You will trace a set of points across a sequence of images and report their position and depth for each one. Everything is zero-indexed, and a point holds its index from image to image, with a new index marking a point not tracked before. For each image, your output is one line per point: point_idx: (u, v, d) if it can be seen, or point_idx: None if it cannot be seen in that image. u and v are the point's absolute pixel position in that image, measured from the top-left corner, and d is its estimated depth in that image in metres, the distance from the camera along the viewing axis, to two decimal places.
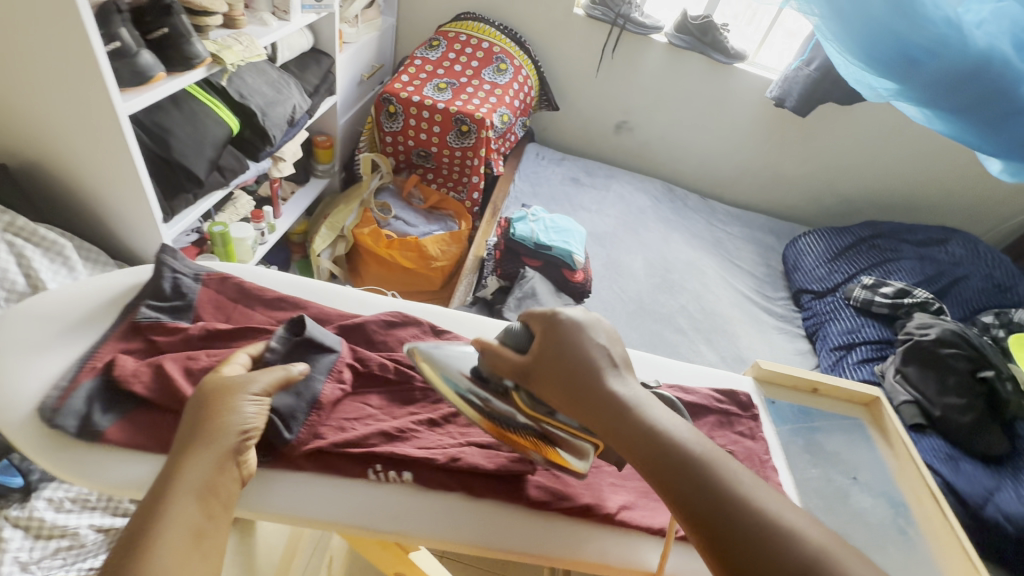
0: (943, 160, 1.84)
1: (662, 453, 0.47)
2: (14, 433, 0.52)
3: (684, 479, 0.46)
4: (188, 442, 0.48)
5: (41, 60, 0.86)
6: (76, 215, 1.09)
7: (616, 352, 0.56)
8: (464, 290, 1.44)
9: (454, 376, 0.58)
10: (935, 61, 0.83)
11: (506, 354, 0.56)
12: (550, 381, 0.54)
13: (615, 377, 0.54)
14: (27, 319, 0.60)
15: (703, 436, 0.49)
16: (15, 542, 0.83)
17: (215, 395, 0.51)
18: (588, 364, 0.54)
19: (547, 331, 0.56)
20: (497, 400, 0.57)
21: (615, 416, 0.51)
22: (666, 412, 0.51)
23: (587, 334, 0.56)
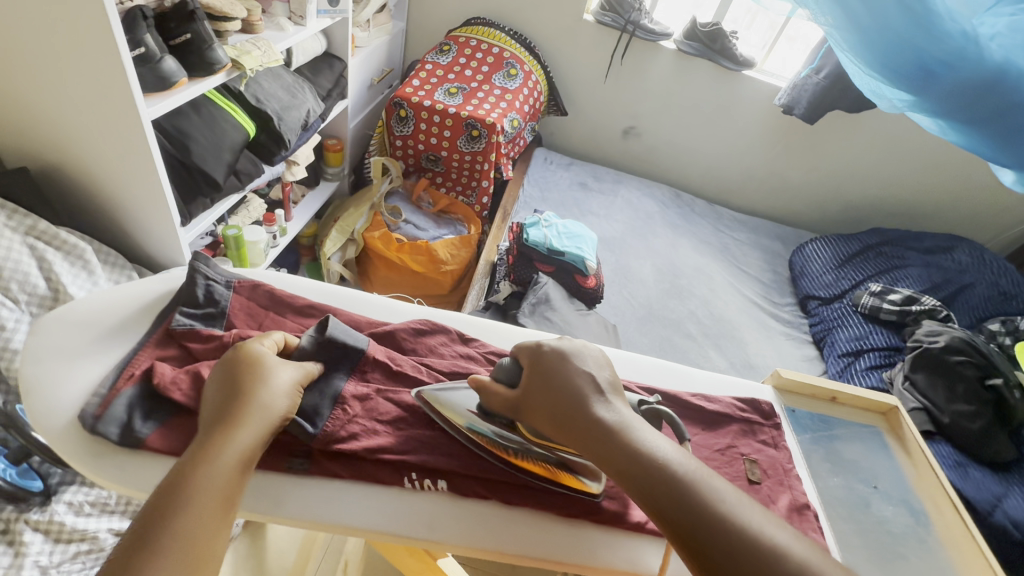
0: (949, 167, 1.85)
1: (650, 475, 0.48)
2: (57, 439, 0.55)
3: (672, 501, 0.47)
4: (223, 415, 0.51)
5: (67, 65, 0.86)
6: (95, 218, 1.10)
7: (603, 376, 0.57)
8: (477, 294, 1.45)
9: (460, 415, 0.60)
10: (950, 73, 0.81)
11: (498, 390, 0.60)
12: (541, 411, 0.56)
13: (601, 402, 0.55)
14: (67, 326, 0.63)
15: (690, 457, 0.51)
16: (35, 546, 0.83)
17: (252, 375, 0.54)
18: (575, 392, 0.56)
19: (534, 363, 0.59)
20: (506, 432, 0.59)
21: (602, 441, 0.52)
22: (653, 434, 0.52)
23: (572, 362, 0.58)
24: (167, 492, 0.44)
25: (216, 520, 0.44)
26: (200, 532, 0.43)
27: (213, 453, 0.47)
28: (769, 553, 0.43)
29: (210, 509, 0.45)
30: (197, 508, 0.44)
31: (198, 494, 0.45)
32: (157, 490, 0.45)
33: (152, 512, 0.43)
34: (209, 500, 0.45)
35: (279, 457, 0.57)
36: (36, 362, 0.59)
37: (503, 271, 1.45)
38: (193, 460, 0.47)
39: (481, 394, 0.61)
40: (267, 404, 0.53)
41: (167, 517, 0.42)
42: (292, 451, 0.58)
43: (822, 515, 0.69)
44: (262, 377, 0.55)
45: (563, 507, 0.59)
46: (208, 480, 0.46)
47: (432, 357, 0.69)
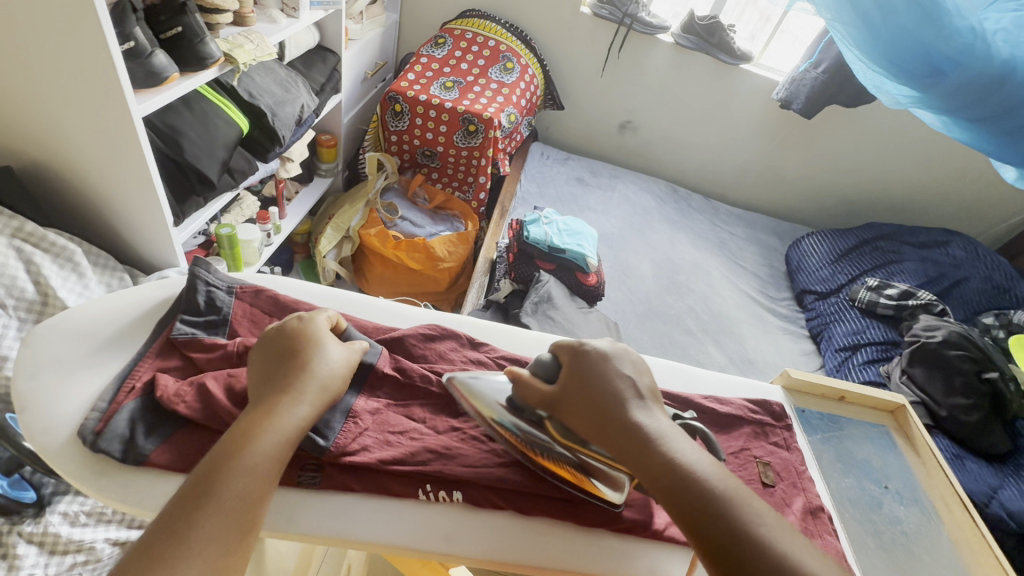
0: (943, 161, 1.86)
1: (684, 485, 0.48)
2: (55, 457, 0.52)
3: (706, 512, 0.46)
4: (284, 384, 0.52)
5: (52, 59, 0.83)
6: (84, 219, 1.06)
7: (643, 382, 0.56)
8: (476, 293, 1.42)
9: (491, 407, 0.60)
10: (958, 71, 0.85)
11: (536, 384, 0.58)
12: (578, 409, 0.55)
13: (640, 408, 0.54)
14: (63, 336, 0.61)
15: (725, 470, 0.50)
16: (29, 558, 0.81)
17: (309, 347, 0.56)
18: (614, 394, 0.55)
19: (575, 362, 0.58)
20: (532, 429, 0.58)
21: (642, 448, 0.51)
22: (693, 447, 0.51)
23: (613, 363, 0.57)
24: (226, 450, 0.46)
25: (265, 486, 0.46)
26: (252, 493, 0.44)
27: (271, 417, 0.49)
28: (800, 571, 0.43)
29: (262, 474, 0.46)
30: (253, 470, 0.45)
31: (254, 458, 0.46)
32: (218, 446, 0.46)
33: (212, 468, 0.44)
34: (263, 464, 0.46)
35: (290, 471, 0.56)
36: (31, 375, 0.57)
37: (503, 269, 1.43)
38: (252, 424, 0.48)
39: (515, 387, 0.59)
40: (322, 378, 0.54)
41: (225, 474, 0.44)
42: (302, 460, 0.57)
43: (835, 517, 0.69)
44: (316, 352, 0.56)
45: (582, 516, 0.58)
46: (264, 446, 0.47)
47: (443, 363, 0.67)
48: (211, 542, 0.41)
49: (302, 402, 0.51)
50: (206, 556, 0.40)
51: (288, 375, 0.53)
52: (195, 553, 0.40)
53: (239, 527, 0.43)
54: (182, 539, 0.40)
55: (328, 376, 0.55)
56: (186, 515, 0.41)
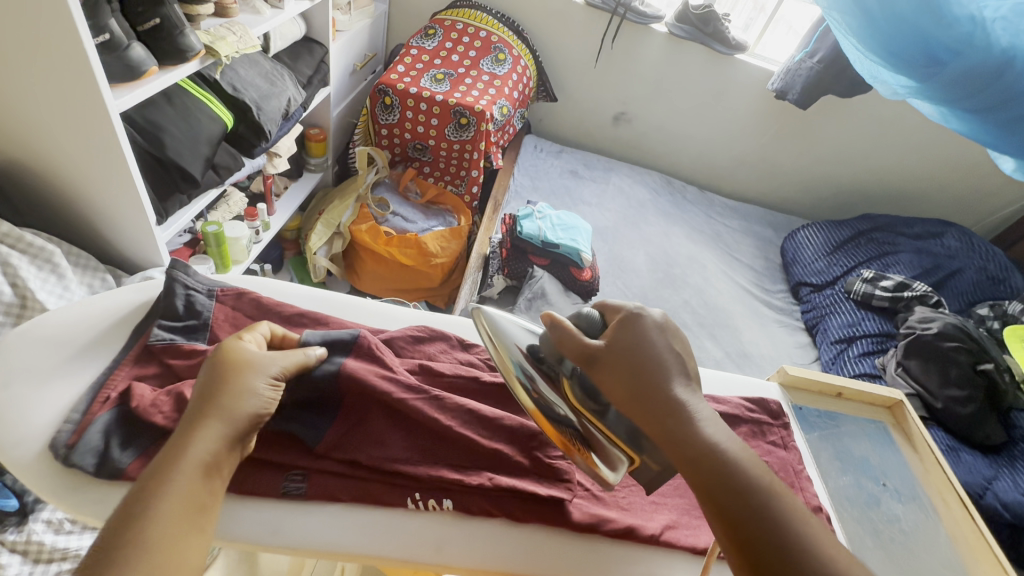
0: (937, 151, 1.85)
1: (716, 469, 0.46)
2: (27, 471, 0.51)
3: (738, 498, 0.45)
4: (198, 415, 0.47)
5: (24, 53, 0.79)
6: (65, 219, 1.04)
7: (690, 364, 0.54)
8: (469, 290, 1.36)
9: (509, 349, 0.55)
10: (957, 60, 0.85)
11: (577, 333, 0.53)
12: (614, 371, 0.51)
13: (682, 385, 0.52)
14: (34, 343, 0.58)
15: (762, 463, 0.47)
16: (13, 567, 0.79)
17: (234, 366, 0.50)
18: (659, 364, 0.52)
19: (625, 326, 0.54)
20: (546, 385, 0.54)
21: (679, 423, 0.49)
22: (728, 434, 0.49)
23: (664, 335, 0.54)
24: (130, 504, 0.41)
25: (182, 533, 0.41)
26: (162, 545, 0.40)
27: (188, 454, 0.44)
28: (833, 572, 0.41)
29: (175, 520, 0.41)
30: (160, 519, 0.40)
31: (161, 505, 0.41)
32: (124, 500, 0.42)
33: (114, 527, 0.40)
34: (172, 511, 0.41)
35: (274, 481, 0.54)
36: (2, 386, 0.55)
37: (495, 265, 1.38)
38: (159, 467, 0.43)
39: (552, 332, 0.54)
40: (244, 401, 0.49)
41: (139, 529, 0.40)
42: (288, 468, 0.55)
43: (833, 517, 0.68)
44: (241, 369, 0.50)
45: (573, 522, 0.57)
46: (173, 489, 0.42)
47: (433, 363, 0.66)
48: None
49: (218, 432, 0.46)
50: None
51: (207, 402, 0.48)
52: None
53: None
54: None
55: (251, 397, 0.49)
56: None
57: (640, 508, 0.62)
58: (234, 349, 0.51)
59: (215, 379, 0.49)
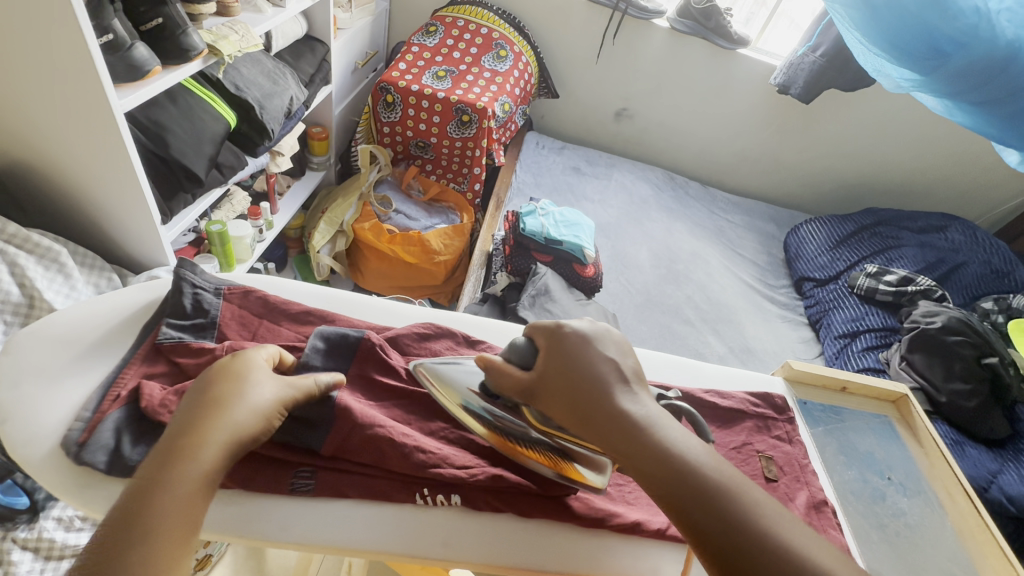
0: (941, 144, 1.85)
1: (674, 478, 0.45)
2: (38, 469, 0.51)
3: (700, 505, 0.44)
4: (190, 429, 0.45)
5: (28, 54, 0.80)
6: (71, 220, 1.04)
7: (627, 364, 0.54)
8: (473, 287, 1.41)
9: (461, 393, 0.59)
10: (963, 52, 0.86)
11: (510, 370, 0.55)
12: (556, 398, 0.52)
13: (626, 394, 0.51)
14: (44, 343, 0.59)
15: (719, 458, 0.47)
16: (24, 564, 0.80)
17: (233, 382, 0.50)
18: (597, 379, 0.52)
19: (550, 347, 0.54)
20: (508, 415, 0.57)
21: (627, 435, 0.48)
22: (682, 432, 0.48)
23: (594, 345, 0.54)
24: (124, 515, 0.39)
25: (174, 553, 0.39)
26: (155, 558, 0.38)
27: (181, 466, 0.43)
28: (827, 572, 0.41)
29: (167, 540, 0.39)
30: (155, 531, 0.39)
31: (154, 521, 0.39)
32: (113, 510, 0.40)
33: (103, 542, 0.38)
34: (167, 523, 0.40)
35: (282, 479, 0.54)
36: (13, 385, 0.55)
37: (499, 263, 1.41)
38: (154, 477, 0.42)
39: (490, 374, 0.57)
40: (239, 417, 0.47)
41: (127, 543, 0.38)
42: (297, 465, 0.56)
43: (839, 510, 0.68)
44: (240, 384, 0.50)
45: (582, 517, 0.57)
46: (170, 507, 0.40)
47: None
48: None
49: (214, 446, 0.45)
50: None
51: (203, 413, 0.47)
52: None
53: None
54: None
55: (247, 413, 0.48)
56: None
57: (646, 503, 0.62)
58: (233, 366, 0.51)
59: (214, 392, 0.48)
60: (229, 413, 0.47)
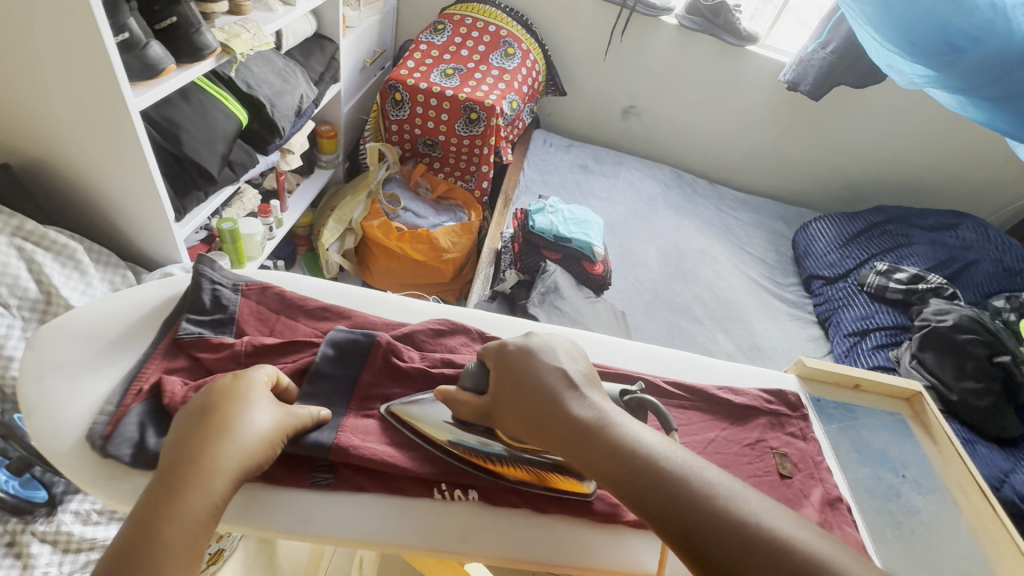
0: (953, 141, 1.83)
1: (629, 471, 0.46)
2: (63, 461, 0.52)
3: (657, 493, 0.45)
4: (194, 455, 0.46)
5: (45, 53, 0.81)
6: (85, 217, 1.05)
7: (575, 369, 0.56)
8: (482, 284, 1.40)
9: (437, 427, 0.58)
10: (979, 48, 0.87)
11: (466, 398, 0.57)
12: (511, 415, 0.55)
13: (575, 398, 0.53)
14: (68, 338, 0.60)
15: (674, 444, 0.49)
16: (44, 557, 0.81)
17: (237, 407, 0.50)
18: (545, 389, 0.54)
19: (500, 365, 0.57)
20: (483, 439, 0.58)
21: (581, 438, 0.49)
22: (635, 425, 0.50)
23: (539, 356, 0.56)
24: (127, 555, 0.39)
25: None
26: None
27: (185, 494, 0.43)
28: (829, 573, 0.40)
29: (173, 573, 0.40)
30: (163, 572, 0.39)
31: (160, 553, 0.40)
32: (114, 549, 0.40)
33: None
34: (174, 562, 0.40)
35: (303, 473, 0.55)
36: (37, 379, 0.56)
37: (508, 260, 1.41)
38: (155, 514, 0.42)
39: (451, 405, 0.58)
40: (243, 443, 0.48)
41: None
42: (315, 461, 0.56)
43: (853, 507, 0.68)
44: (243, 410, 0.50)
45: (599, 512, 0.58)
46: (176, 538, 0.41)
47: (454, 355, 0.67)
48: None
49: (220, 474, 0.45)
50: None
51: (206, 439, 0.47)
52: None
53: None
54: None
55: (251, 440, 0.49)
56: None
57: None
58: (235, 389, 0.51)
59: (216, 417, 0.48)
60: (234, 439, 0.48)
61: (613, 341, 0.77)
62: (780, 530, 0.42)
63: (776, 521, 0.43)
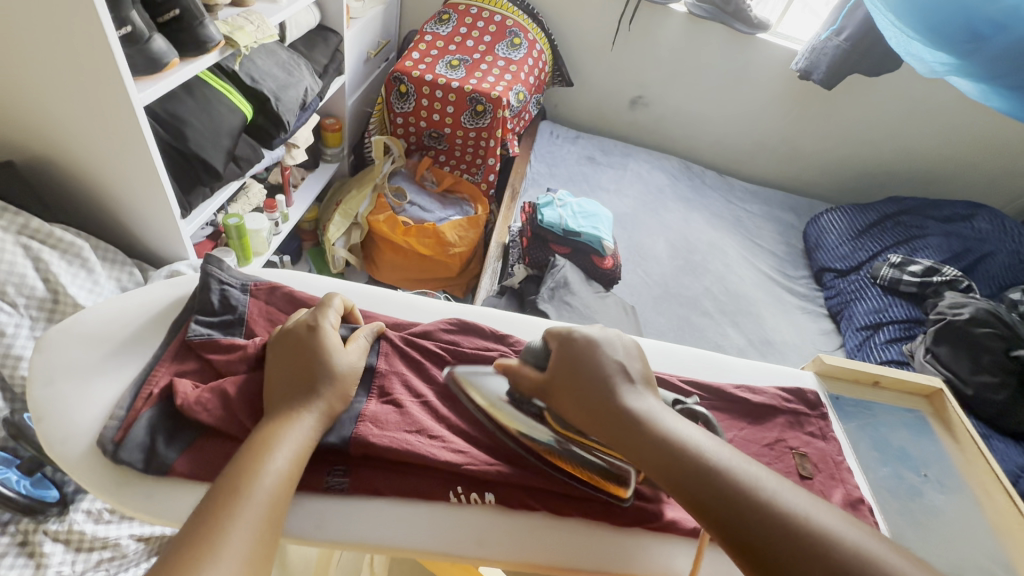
0: (969, 130, 1.79)
1: (674, 461, 0.47)
2: (74, 467, 0.52)
3: (705, 488, 0.45)
4: (293, 390, 0.52)
5: (46, 47, 0.79)
6: (91, 214, 1.05)
7: (634, 367, 0.56)
8: (490, 280, 1.39)
9: (494, 403, 0.61)
10: (1004, 35, 0.84)
11: (527, 371, 0.60)
12: (567, 398, 0.55)
13: (631, 393, 0.54)
14: (76, 340, 0.59)
15: (722, 445, 0.49)
16: (57, 556, 0.81)
17: (322, 352, 0.55)
18: (603, 380, 0.55)
19: (563, 349, 0.58)
20: (534, 419, 0.59)
21: (628, 429, 0.51)
22: (684, 424, 0.51)
23: (603, 349, 0.56)
24: (245, 458, 0.46)
25: (290, 480, 0.46)
26: (279, 493, 0.44)
27: (289, 418, 0.50)
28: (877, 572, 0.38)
29: (285, 470, 0.46)
30: (275, 472, 0.45)
31: (275, 452, 0.47)
32: (236, 454, 0.46)
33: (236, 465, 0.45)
34: (283, 466, 0.46)
35: (317, 476, 0.54)
36: (47, 382, 0.56)
37: (516, 254, 1.39)
38: (269, 429, 0.49)
39: (509, 377, 0.61)
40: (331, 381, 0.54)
41: (256, 467, 0.45)
42: (331, 463, 0.56)
43: (874, 507, 0.67)
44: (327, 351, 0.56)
45: (614, 516, 0.57)
46: (285, 446, 0.47)
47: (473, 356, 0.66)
48: (245, 541, 0.40)
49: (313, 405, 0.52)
50: (246, 538, 0.40)
51: (302, 375, 0.54)
52: (234, 535, 0.40)
53: (270, 524, 0.42)
54: (221, 533, 0.39)
55: (337, 377, 0.55)
56: (221, 500, 0.42)
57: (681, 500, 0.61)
58: (319, 332, 0.56)
59: (307, 356, 0.55)
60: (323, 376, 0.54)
61: None
62: (827, 528, 0.41)
63: (829, 521, 0.42)
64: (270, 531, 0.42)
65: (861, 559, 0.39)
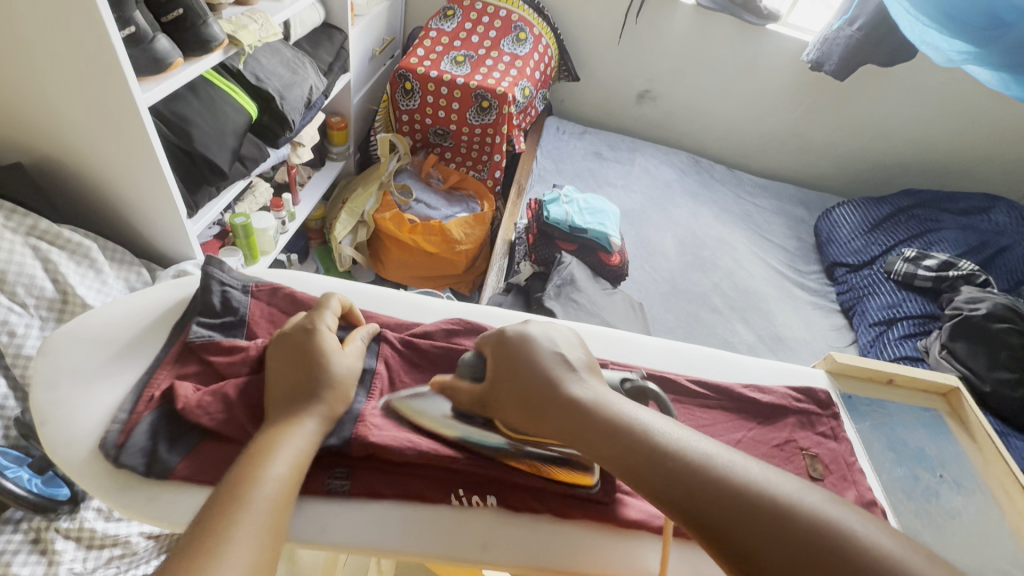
0: (986, 120, 1.74)
1: (626, 448, 0.46)
2: (76, 471, 0.52)
3: (661, 471, 0.44)
4: (293, 397, 0.52)
5: (53, 49, 0.79)
6: (99, 214, 1.05)
7: (576, 356, 0.55)
8: (496, 276, 1.38)
9: (440, 423, 0.58)
10: None
11: (463, 385, 0.57)
12: (510, 403, 0.53)
13: (576, 382, 0.52)
14: (80, 343, 0.59)
15: (675, 424, 0.48)
16: (69, 553, 0.82)
17: (320, 356, 0.54)
18: (544, 374, 0.53)
19: (498, 351, 0.56)
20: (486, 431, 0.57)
21: (575, 417, 0.49)
22: (634, 406, 0.49)
23: (537, 342, 0.55)
24: (247, 462, 0.46)
25: (292, 486, 0.46)
26: (281, 498, 0.44)
27: (289, 424, 0.50)
28: (838, 536, 0.38)
29: (286, 476, 0.46)
30: (275, 476, 0.45)
31: (274, 459, 0.46)
32: (238, 461, 0.46)
33: (237, 470, 0.45)
34: (284, 470, 0.46)
35: (319, 480, 0.54)
36: (50, 386, 0.56)
37: (522, 251, 1.38)
38: (267, 437, 0.48)
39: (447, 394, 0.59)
40: (330, 387, 0.53)
41: (256, 475, 0.44)
42: (333, 466, 0.55)
43: (888, 509, 0.65)
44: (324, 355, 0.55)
45: (615, 518, 0.56)
46: (285, 453, 0.47)
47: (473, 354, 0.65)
48: (249, 548, 0.40)
49: (313, 412, 0.51)
50: (248, 544, 0.40)
51: (301, 383, 0.53)
52: (238, 539, 0.40)
53: (271, 529, 0.42)
54: (224, 539, 0.39)
55: (337, 382, 0.54)
56: (221, 507, 0.42)
57: None
58: (317, 337, 0.56)
59: (304, 362, 0.54)
60: (321, 384, 0.53)
61: (631, 336, 0.74)
62: (784, 496, 0.40)
63: (783, 488, 0.41)
64: (274, 538, 0.42)
65: (817, 525, 0.39)
